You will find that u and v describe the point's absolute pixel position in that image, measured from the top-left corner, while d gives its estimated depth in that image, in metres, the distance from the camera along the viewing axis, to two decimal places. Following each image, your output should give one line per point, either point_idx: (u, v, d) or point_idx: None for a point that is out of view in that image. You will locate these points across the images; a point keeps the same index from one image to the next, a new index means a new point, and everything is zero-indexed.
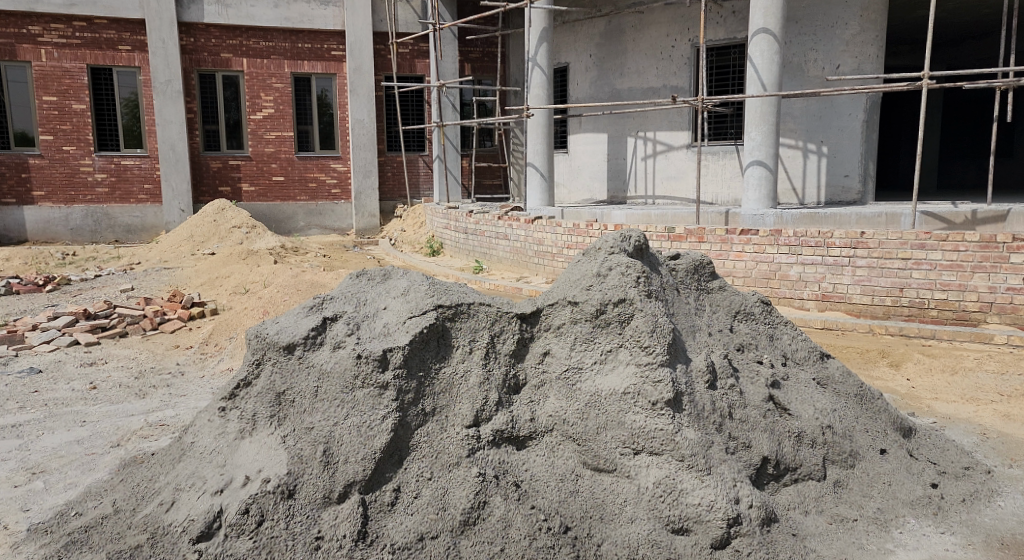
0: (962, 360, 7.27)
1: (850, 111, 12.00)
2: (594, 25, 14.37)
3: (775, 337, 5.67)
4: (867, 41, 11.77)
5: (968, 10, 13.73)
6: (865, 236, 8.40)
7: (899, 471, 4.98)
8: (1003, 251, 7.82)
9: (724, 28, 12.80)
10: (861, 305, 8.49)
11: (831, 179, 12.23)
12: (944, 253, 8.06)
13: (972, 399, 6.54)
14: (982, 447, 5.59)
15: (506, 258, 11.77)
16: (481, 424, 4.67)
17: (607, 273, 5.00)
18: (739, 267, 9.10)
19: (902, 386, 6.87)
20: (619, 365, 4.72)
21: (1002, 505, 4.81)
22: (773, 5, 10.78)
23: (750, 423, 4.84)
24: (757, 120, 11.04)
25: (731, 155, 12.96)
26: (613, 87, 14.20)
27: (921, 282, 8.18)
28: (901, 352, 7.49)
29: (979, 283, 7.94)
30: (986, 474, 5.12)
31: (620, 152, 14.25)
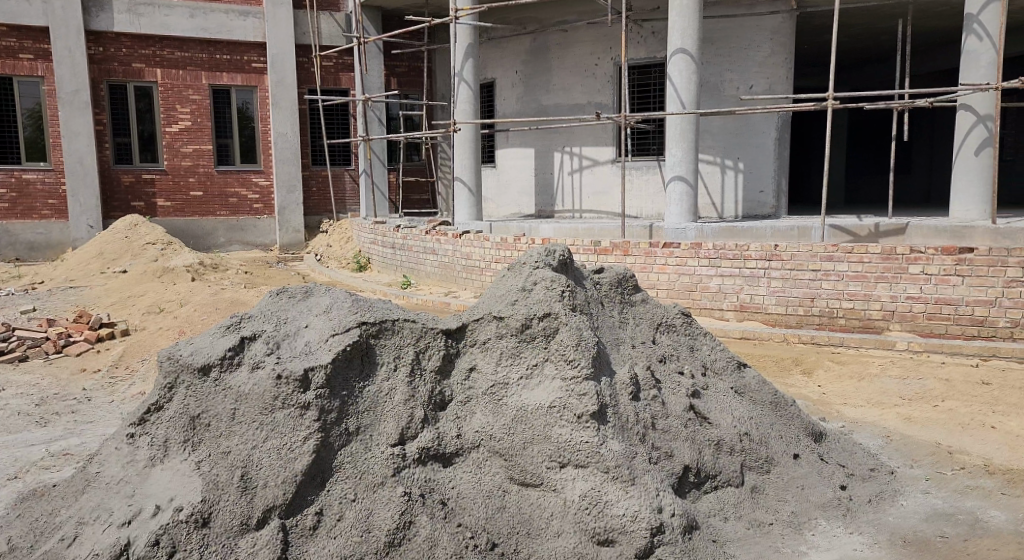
0: (869, 366, 7.58)
1: (763, 129, 12.47)
2: (519, 42, 14.53)
3: (695, 348, 5.85)
4: (777, 63, 12.29)
5: (871, 34, 14.45)
6: (779, 249, 8.72)
7: (811, 476, 5.15)
8: (903, 262, 8.19)
9: (645, 47, 13.13)
10: (776, 315, 8.80)
11: (748, 194, 12.64)
12: (850, 264, 8.42)
13: (878, 403, 6.84)
14: (887, 449, 5.85)
15: (434, 273, 11.76)
16: (406, 443, 4.67)
17: (531, 288, 5.11)
18: (662, 280, 9.35)
19: (814, 392, 7.14)
20: (544, 379, 4.80)
21: (904, 504, 5.05)
22: (689, 27, 11.12)
23: (671, 433, 4.96)
24: (678, 138, 11.34)
25: (653, 170, 13.27)
26: (540, 103, 14.36)
27: (830, 292, 8.54)
28: (813, 360, 7.81)
29: (883, 293, 8.31)
30: (890, 475, 5.37)
31: (547, 167, 14.43)
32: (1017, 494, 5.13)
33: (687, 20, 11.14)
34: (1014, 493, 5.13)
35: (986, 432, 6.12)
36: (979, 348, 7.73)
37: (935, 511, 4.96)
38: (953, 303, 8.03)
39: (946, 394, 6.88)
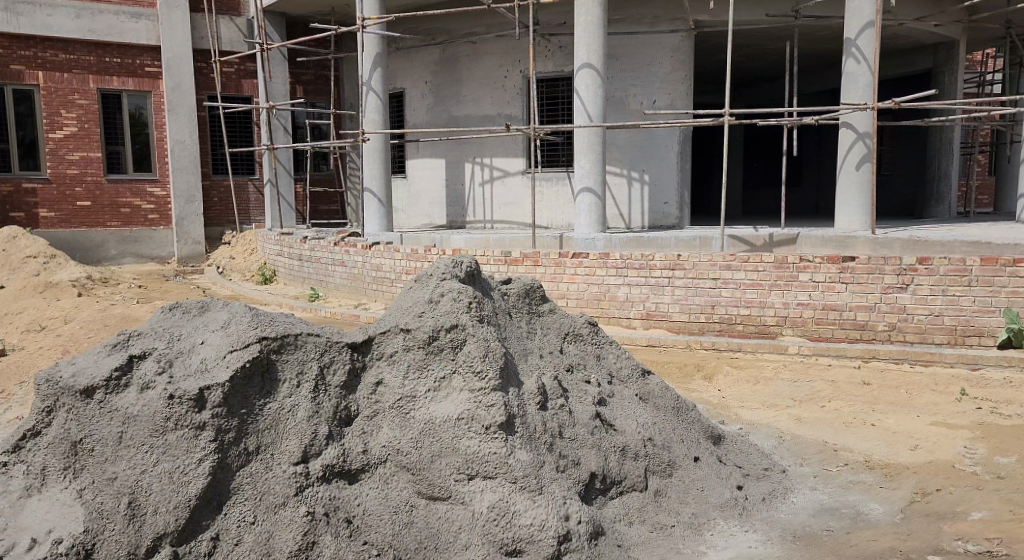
0: (764, 370, 7.90)
1: (666, 142, 12.83)
2: (428, 52, 14.51)
3: (601, 356, 5.94)
4: (678, 79, 12.68)
5: (764, 53, 15.09)
6: (681, 258, 8.98)
7: (710, 478, 5.29)
8: (794, 271, 8.56)
9: (553, 61, 13.32)
10: (680, 322, 9.06)
11: (652, 205, 12.95)
12: (747, 272, 8.74)
13: (774, 404, 7.10)
14: (780, 449, 6.09)
15: (342, 285, 11.61)
16: (310, 460, 4.57)
17: (438, 300, 5.10)
18: (572, 290, 9.52)
19: (713, 396, 7.37)
20: (452, 391, 4.79)
21: (794, 501, 5.26)
22: (595, 43, 11.35)
23: (578, 440, 5.02)
24: (585, 150, 11.54)
25: (562, 181, 13.46)
26: (450, 114, 14.36)
27: (729, 299, 8.83)
28: (713, 365, 8.07)
29: (776, 300, 8.65)
30: (782, 473, 5.58)
31: (457, 178, 14.44)
32: (894, 487, 5.41)
33: (593, 36, 11.35)
34: (893, 486, 5.41)
35: (868, 429, 6.44)
36: (862, 350, 8.12)
37: (823, 506, 5.18)
38: (838, 309, 8.43)
39: (832, 395, 7.22)
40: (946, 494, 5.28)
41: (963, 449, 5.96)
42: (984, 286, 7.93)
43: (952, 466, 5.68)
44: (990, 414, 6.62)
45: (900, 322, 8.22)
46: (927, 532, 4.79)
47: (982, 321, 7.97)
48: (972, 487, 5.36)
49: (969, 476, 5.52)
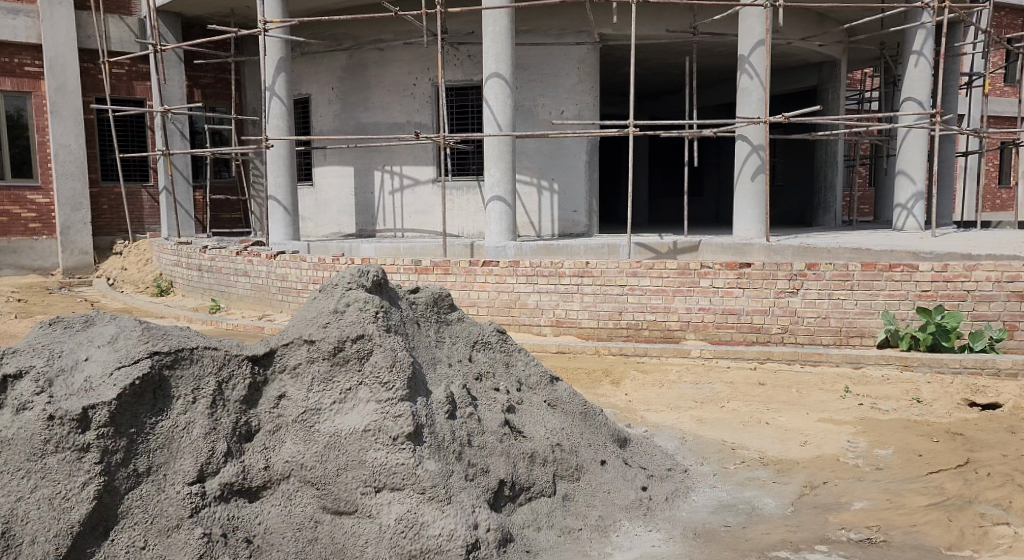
0: (668, 374, 8.07)
1: (575, 151, 13.00)
2: (334, 58, 14.27)
3: (510, 364, 5.92)
4: (584, 91, 12.87)
5: (666, 66, 15.50)
6: (590, 266, 9.09)
7: (616, 480, 5.34)
8: (695, 277, 8.78)
9: (462, 70, 13.31)
10: (589, 329, 9.17)
11: (562, 213, 13.10)
12: (651, 278, 8.91)
13: (677, 407, 7.25)
14: (682, 449, 6.22)
15: (247, 296, 11.26)
16: (206, 480, 4.40)
17: (344, 310, 4.97)
18: (482, 298, 9.52)
19: (620, 400, 7.47)
20: (358, 403, 4.69)
21: (695, 499, 5.37)
22: (503, 53, 11.39)
23: (487, 449, 4.98)
24: (496, 158, 11.54)
25: (473, 190, 13.45)
26: (357, 121, 14.16)
27: (636, 306, 8.99)
28: (620, 371, 8.19)
29: (680, 306, 8.86)
30: (684, 473, 5.70)
31: (366, 186, 14.24)
32: (786, 481, 5.61)
33: (501, 47, 11.40)
34: (784, 481, 5.60)
35: (763, 428, 6.64)
36: (758, 352, 8.36)
37: (721, 504, 5.30)
38: (736, 313, 8.69)
39: (731, 396, 7.43)
40: (832, 486, 5.50)
41: (847, 444, 6.23)
42: (865, 290, 8.33)
43: (838, 460, 5.94)
44: (871, 410, 6.95)
45: (791, 325, 8.54)
46: (815, 524, 4.97)
47: (864, 323, 8.37)
48: (855, 478, 5.62)
49: (853, 469, 5.78)
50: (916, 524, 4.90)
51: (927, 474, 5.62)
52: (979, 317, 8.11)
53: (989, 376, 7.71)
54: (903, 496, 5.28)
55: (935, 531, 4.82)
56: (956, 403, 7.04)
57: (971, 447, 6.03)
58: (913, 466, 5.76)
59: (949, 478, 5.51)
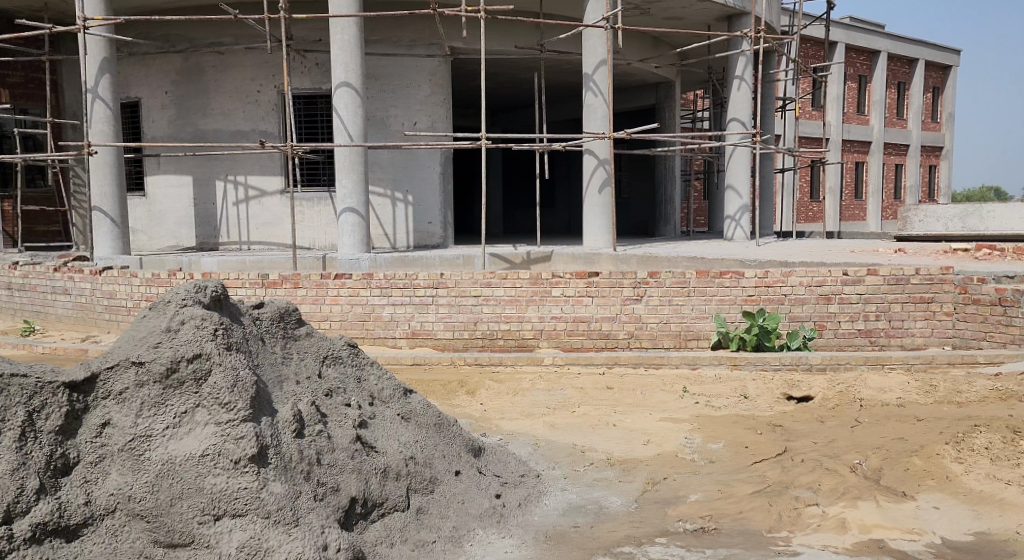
0: (521, 382, 8.21)
1: (429, 163, 13.02)
2: (168, 61, 13.57)
3: (362, 379, 5.78)
4: (436, 103, 12.92)
5: (514, 81, 15.83)
6: (444, 277, 9.15)
7: (470, 490, 5.35)
8: (547, 286, 9.02)
9: (310, 78, 13.03)
10: (444, 340, 9.20)
11: (417, 225, 13.06)
12: (505, 288, 9.07)
13: (530, 414, 7.38)
14: (535, 454, 6.34)
15: (66, 316, 10.51)
16: (14, 521, 4.09)
17: (178, 328, 4.72)
18: (335, 312, 9.37)
19: (476, 410, 7.51)
20: (195, 427, 4.47)
21: (547, 503, 5.49)
22: (352, 62, 11.24)
23: (337, 466, 4.85)
24: (346, 169, 11.35)
25: (324, 201, 13.19)
26: (195, 127, 13.52)
27: (490, 315, 9.12)
28: (475, 381, 8.25)
29: (532, 315, 9.05)
30: (536, 478, 5.82)
31: (207, 196, 13.63)
32: (629, 479, 5.84)
33: (350, 55, 11.24)
34: (628, 479, 5.84)
35: (610, 430, 6.88)
36: (606, 357, 8.62)
37: (571, 506, 5.44)
38: (586, 320, 8.98)
39: (581, 401, 7.65)
40: (670, 481, 5.78)
41: (684, 440, 6.57)
42: (700, 296, 8.84)
43: (676, 456, 6.25)
44: (706, 407, 7.36)
45: (636, 330, 8.92)
46: (655, 518, 5.21)
47: (699, 326, 8.86)
48: (691, 473, 5.93)
49: (688, 464, 6.10)
50: (743, 511, 5.23)
51: (752, 464, 6.01)
52: (795, 318, 8.78)
53: (803, 371, 8.20)
54: (732, 486, 5.62)
55: (760, 516, 5.15)
56: (776, 398, 7.56)
57: (788, 437, 6.52)
58: (742, 457, 6.15)
59: (771, 466, 5.91)
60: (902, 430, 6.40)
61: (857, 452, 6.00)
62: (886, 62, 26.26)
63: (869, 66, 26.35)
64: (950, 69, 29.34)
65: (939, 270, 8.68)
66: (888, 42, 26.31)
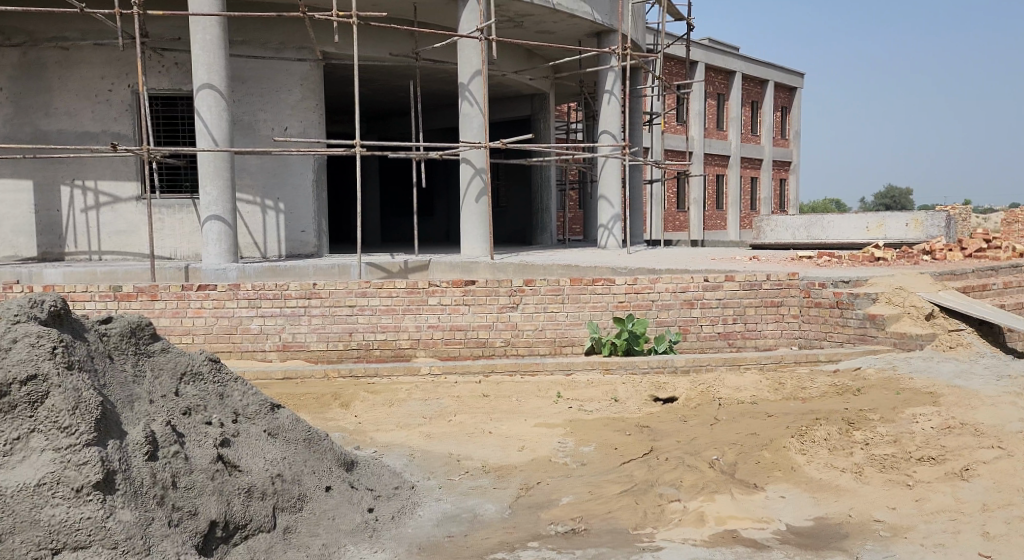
0: (397, 393, 8.14)
1: (301, 169, 12.73)
2: (3, 55, 12.62)
3: (225, 395, 5.53)
4: (308, 108, 12.66)
5: (388, 88, 15.73)
6: (317, 287, 8.98)
7: (341, 505, 5.25)
8: (423, 295, 9.02)
9: (168, 78, 12.45)
10: (318, 352, 9.01)
11: (289, 233, 12.74)
12: (381, 298, 9.02)
13: (406, 425, 7.31)
14: (410, 466, 6.30)
15: None
16: None
17: (11, 347, 4.45)
18: (198, 325, 9.04)
19: (350, 422, 7.36)
20: (31, 454, 4.21)
21: (421, 514, 5.47)
22: (215, 63, 10.87)
23: (195, 489, 4.66)
24: (211, 176, 10.95)
25: (187, 208, 12.68)
26: (36, 127, 12.66)
27: (365, 326, 9.02)
28: (349, 393, 8.12)
29: (409, 324, 9.02)
30: (410, 490, 5.79)
31: (52, 203, 12.80)
32: (504, 486, 5.90)
33: (213, 55, 10.87)
34: (502, 486, 5.90)
35: (486, 437, 6.94)
36: (483, 365, 8.67)
37: (445, 515, 5.44)
38: (463, 329, 9.03)
39: (457, 410, 7.67)
40: (543, 486, 5.89)
41: (557, 444, 6.71)
42: (573, 303, 9.07)
43: (550, 460, 6.38)
44: (579, 412, 7.54)
45: (512, 337, 9.04)
46: (528, 522, 5.30)
47: (574, 332, 9.07)
48: (563, 476, 6.06)
49: (561, 467, 6.23)
50: (610, 511, 5.39)
51: (621, 464, 6.21)
52: (662, 323, 9.13)
53: (669, 373, 8.54)
54: (601, 487, 5.79)
55: (626, 515, 5.33)
56: (644, 399, 7.84)
57: (654, 437, 6.77)
58: (611, 458, 6.35)
59: (638, 466, 6.13)
60: (755, 425, 6.77)
61: (715, 449, 6.31)
62: (741, 82, 27.82)
63: (726, 85, 27.82)
64: (797, 90, 31.43)
65: (787, 275, 9.25)
66: (743, 64, 27.92)
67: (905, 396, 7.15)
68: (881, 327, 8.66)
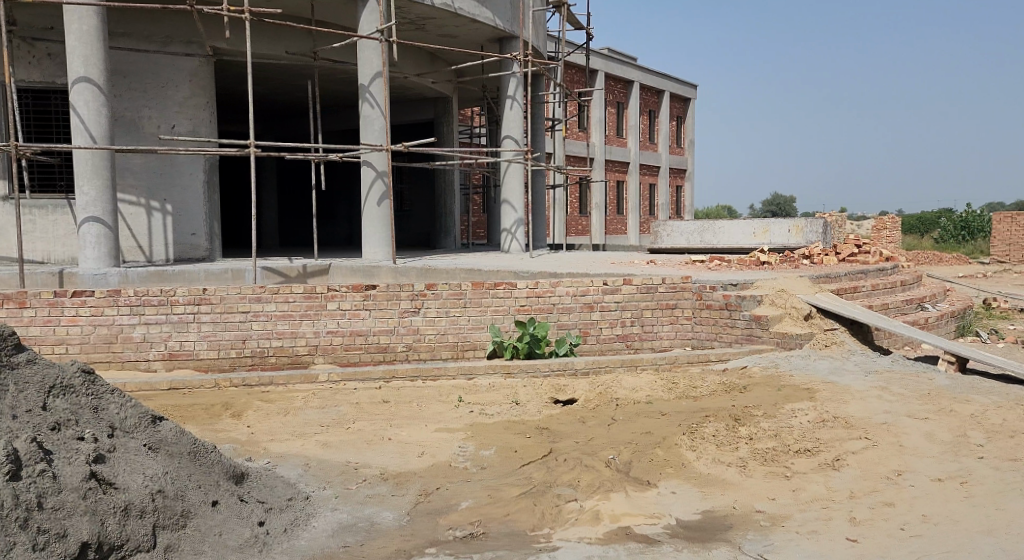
0: (293, 402, 7.88)
1: (190, 170, 12.24)
2: None
3: (99, 409, 5.18)
4: (198, 105, 12.20)
5: (283, 87, 15.31)
6: (207, 293, 8.63)
7: (229, 521, 5.02)
8: (322, 300, 8.79)
9: (39, 70, 11.77)
10: (208, 360, 8.66)
11: (178, 236, 12.23)
12: (277, 304, 8.74)
13: (301, 434, 7.09)
14: (305, 476, 6.10)
15: None
16: None
17: None
18: (74, 334, 8.52)
19: (242, 433, 7.07)
20: None
21: (316, 525, 5.30)
22: (92, 56, 10.32)
23: (65, 510, 4.37)
24: (88, 175, 10.37)
25: (62, 209, 11.99)
26: None
27: (260, 332, 8.72)
28: (241, 403, 7.82)
29: (307, 330, 8.78)
30: (305, 501, 5.59)
31: None
32: (402, 493, 5.79)
33: (90, 48, 10.31)
34: (400, 493, 5.78)
35: (384, 444, 6.80)
36: (383, 371, 8.50)
37: (341, 526, 5.28)
38: (363, 334, 8.84)
39: (355, 417, 7.49)
40: (443, 491, 5.81)
41: (457, 449, 6.64)
42: (475, 307, 9.04)
43: (449, 465, 6.30)
44: (479, 416, 7.48)
45: (414, 342, 8.92)
46: (426, 529, 5.20)
47: (476, 336, 9.03)
48: (463, 480, 5.99)
49: (461, 472, 6.17)
50: (509, 514, 5.35)
51: (520, 467, 6.19)
52: (563, 326, 9.19)
53: (569, 376, 8.60)
54: (500, 490, 5.75)
55: (525, 517, 5.30)
56: (544, 402, 7.85)
57: (553, 439, 6.79)
58: (511, 461, 6.33)
59: (537, 468, 6.13)
60: (650, 424, 6.89)
61: (611, 448, 6.38)
62: (639, 91, 28.48)
63: (625, 94, 28.41)
64: (691, 100, 32.44)
65: (680, 278, 9.48)
66: (641, 74, 28.61)
67: (787, 392, 7.43)
68: (765, 328, 8.93)
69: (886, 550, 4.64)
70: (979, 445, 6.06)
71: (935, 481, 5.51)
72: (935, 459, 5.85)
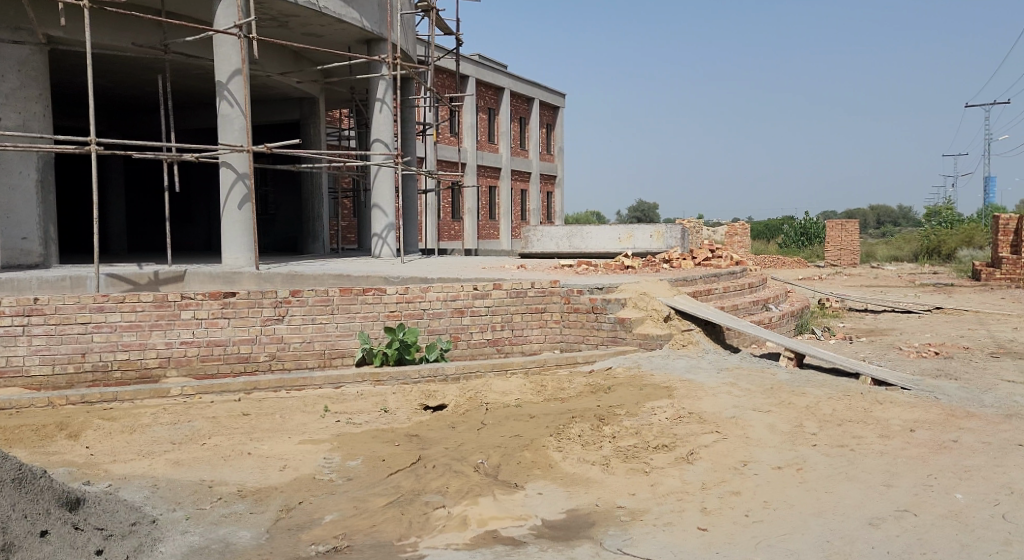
0: (141, 419, 7.34)
1: (21, 168, 11.27)
2: None
3: None
4: (28, 97, 11.23)
5: (129, 81, 14.40)
6: (39, 303, 7.93)
7: (60, 552, 4.56)
8: (174, 309, 8.27)
9: None
10: (41, 377, 7.97)
11: (6, 240, 11.22)
12: (123, 314, 8.15)
13: (148, 452, 6.60)
14: (152, 498, 5.67)
15: None
16: None
17: None
18: None
19: (82, 455, 6.51)
20: None
21: (163, 550, 4.92)
22: None
23: None
24: None
25: None
26: None
27: (102, 345, 8.10)
28: (80, 422, 7.21)
29: (157, 341, 8.23)
30: (150, 525, 5.19)
31: None
32: (261, 509, 5.47)
33: None
34: (259, 510, 5.47)
35: (243, 459, 6.43)
36: (244, 383, 8.07)
37: (191, 549, 4.94)
38: (222, 344, 8.39)
39: (212, 432, 7.06)
40: (305, 505, 5.53)
41: (322, 461, 6.36)
42: (344, 313, 8.73)
43: (313, 478, 6.03)
44: (346, 425, 7.22)
45: (278, 351, 8.53)
46: (285, 546, 4.93)
47: (344, 343, 8.73)
48: (327, 493, 5.73)
49: (325, 484, 5.90)
50: (375, 525, 5.15)
51: (388, 476, 5.99)
52: (433, 331, 9.04)
53: (440, 382, 8.46)
54: (366, 501, 5.53)
55: (391, 527, 5.12)
56: (414, 408, 7.67)
57: (422, 446, 6.63)
58: (377, 471, 6.11)
59: (405, 476, 5.95)
60: (518, 428, 6.85)
61: (480, 452, 6.29)
62: (510, 98, 28.72)
63: (495, 101, 28.58)
64: (559, 109, 33.03)
65: (549, 282, 9.54)
66: (511, 81, 28.84)
67: (648, 391, 7.59)
68: (628, 329, 9.09)
69: (732, 536, 4.76)
70: (813, 434, 6.37)
71: (775, 468, 5.73)
72: (776, 448, 6.09)
